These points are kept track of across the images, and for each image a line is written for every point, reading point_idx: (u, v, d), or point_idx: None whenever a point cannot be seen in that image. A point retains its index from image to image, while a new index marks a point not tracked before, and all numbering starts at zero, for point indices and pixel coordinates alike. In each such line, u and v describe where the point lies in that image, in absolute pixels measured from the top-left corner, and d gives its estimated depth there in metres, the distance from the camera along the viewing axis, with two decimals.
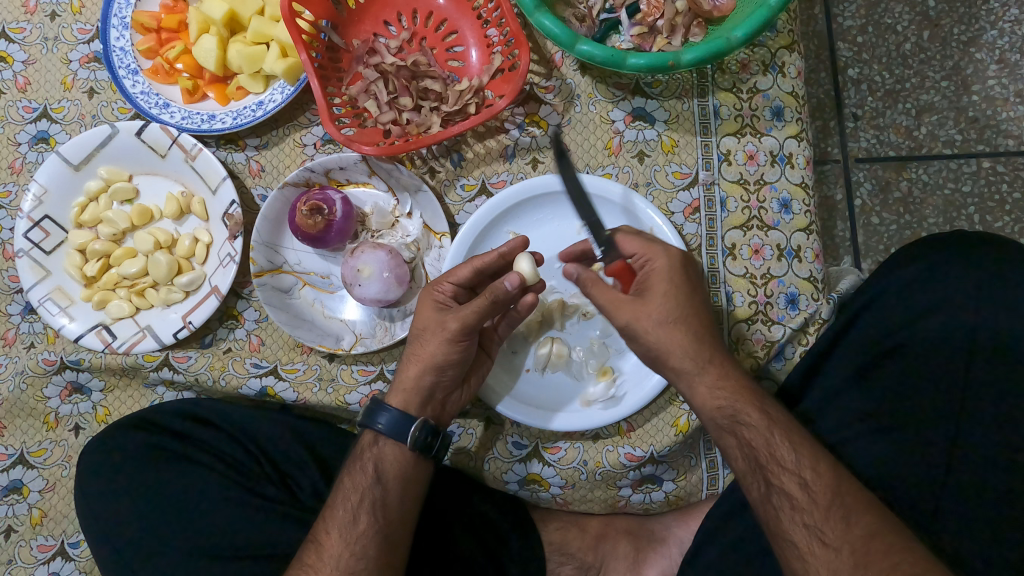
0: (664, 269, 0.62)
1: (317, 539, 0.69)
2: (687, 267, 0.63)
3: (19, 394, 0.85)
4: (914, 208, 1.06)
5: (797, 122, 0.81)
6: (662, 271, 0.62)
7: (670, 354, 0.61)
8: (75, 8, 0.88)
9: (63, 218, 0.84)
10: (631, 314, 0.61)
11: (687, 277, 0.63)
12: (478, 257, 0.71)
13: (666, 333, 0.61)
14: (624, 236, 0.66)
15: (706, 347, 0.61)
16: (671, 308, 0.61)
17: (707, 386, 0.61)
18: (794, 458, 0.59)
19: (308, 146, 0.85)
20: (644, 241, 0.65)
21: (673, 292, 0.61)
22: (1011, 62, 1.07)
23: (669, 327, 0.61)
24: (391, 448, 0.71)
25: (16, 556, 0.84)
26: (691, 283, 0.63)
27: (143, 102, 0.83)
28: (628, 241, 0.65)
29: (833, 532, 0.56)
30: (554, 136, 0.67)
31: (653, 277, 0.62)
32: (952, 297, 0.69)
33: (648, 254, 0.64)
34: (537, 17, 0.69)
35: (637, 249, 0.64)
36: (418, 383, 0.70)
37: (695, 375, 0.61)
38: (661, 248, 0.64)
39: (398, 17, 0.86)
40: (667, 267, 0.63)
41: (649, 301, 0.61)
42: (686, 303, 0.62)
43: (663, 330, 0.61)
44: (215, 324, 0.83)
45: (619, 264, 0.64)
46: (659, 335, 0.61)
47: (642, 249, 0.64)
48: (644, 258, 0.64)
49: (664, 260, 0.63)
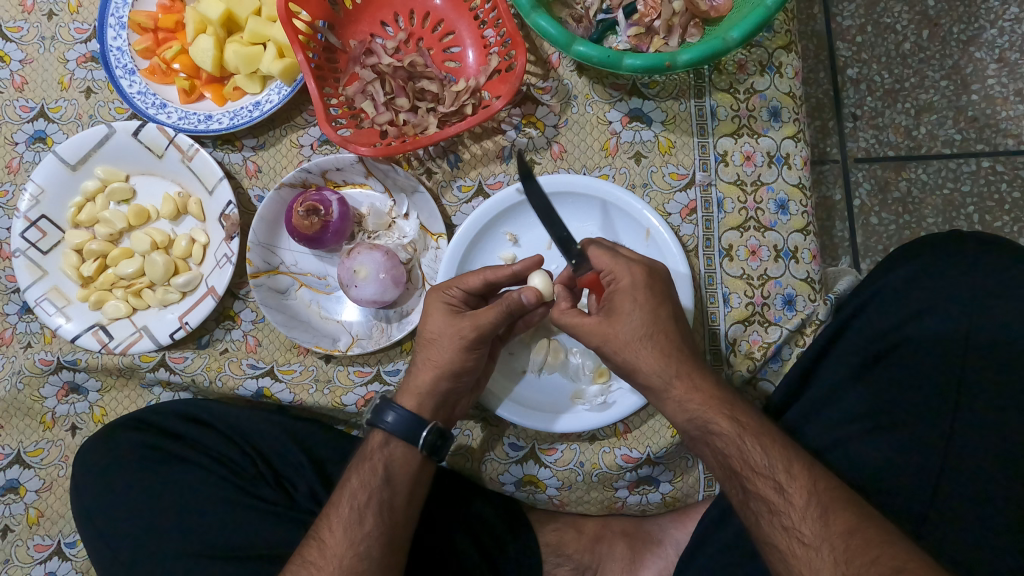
0: (628, 287, 0.63)
1: (319, 536, 0.68)
2: (652, 282, 0.64)
3: (16, 393, 0.85)
4: (914, 207, 1.06)
5: (794, 123, 0.80)
6: (626, 289, 0.63)
7: (638, 371, 0.62)
8: (73, 7, 0.88)
9: (59, 218, 0.84)
10: (601, 336, 0.63)
11: (653, 292, 0.63)
12: (491, 268, 0.70)
13: (634, 352, 0.62)
14: (593, 248, 0.66)
15: (674, 362, 0.62)
16: (636, 326, 0.62)
17: (676, 401, 0.62)
18: (766, 461, 0.59)
19: (305, 146, 0.85)
20: (611, 255, 0.65)
21: (636, 310, 0.62)
22: (1011, 61, 1.07)
23: (636, 346, 0.62)
24: (402, 449, 0.71)
25: (13, 555, 0.84)
26: (656, 298, 0.63)
27: (139, 102, 0.83)
28: (597, 256, 0.65)
29: (811, 531, 0.56)
30: (518, 160, 0.71)
31: (618, 296, 0.63)
32: (949, 298, 0.69)
33: (614, 271, 0.64)
34: (533, 18, 0.69)
35: (604, 265, 0.64)
36: (435, 388, 0.70)
37: (662, 392, 0.62)
38: (626, 264, 0.64)
39: (395, 18, 0.86)
40: (631, 284, 0.63)
41: (616, 321, 0.62)
42: (652, 321, 0.62)
43: (629, 351, 0.62)
44: (212, 325, 0.83)
45: (590, 277, 0.65)
46: (626, 355, 0.62)
47: (609, 265, 0.64)
48: (610, 274, 0.64)
49: (629, 278, 0.63)
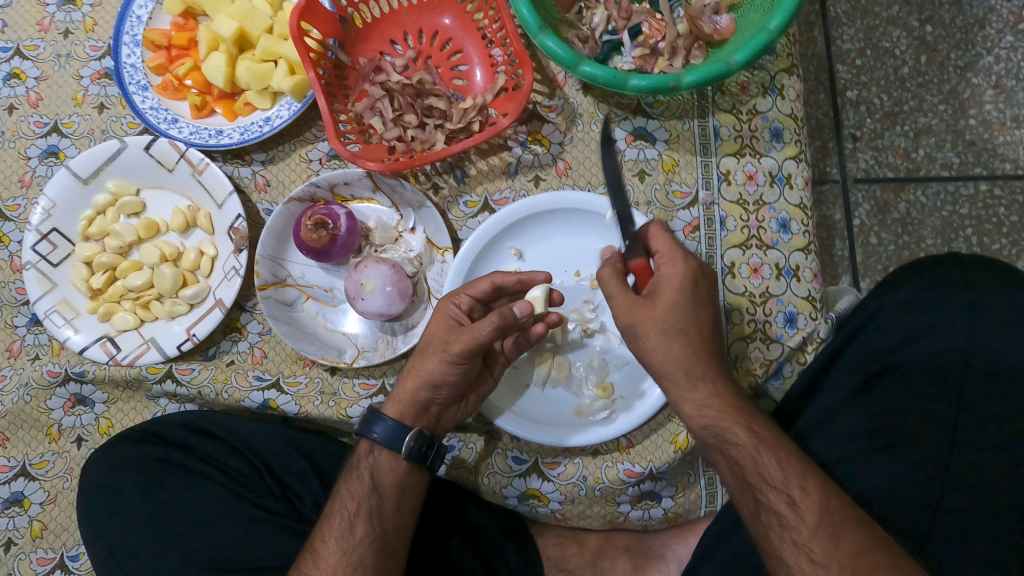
0: (678, 276, 0.62)
1: (313, 548, 0.69)
2: (701, 280, 0.63)
3: (23, 405, 0.85)
4: (912, 229, 1.07)
5: (796, 144, 0.82)
6: (677, 278, 0.62)
7: (663, 363, 0.63)
8: (88, 25, 0.90)
9: (70, 231, 0.85)
10: (641, 318, 0.62)
11: (700, 289, 0.63)
12: (499, 274, 0.72)
13: (666, 341, 0.62)
14: (654, 230, 0.65)
15: (700, 364, 0.63)
16: (675, 318, 0.62)
17: (695, 404, 0.63)
18: (781, 475, 0.60)
19: (314, 161, 0.86)
20: (669, 243, 0.63)
21: (679, 302, 0.62)
22: (1008, 88, 1.09)
23: (668, 337, 0.62)
24: (387, 458, 0.71)
25: (16, 569, 0.84)
26: (702, 295, 0.63)
27: (151, 117, 0.84)
28: (656, 238, 0.64)
29: (821, 549, 0.56)
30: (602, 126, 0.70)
31: (664, 285, 0.62)
32: (947, 321, 0.70)
33: (667, 259, 0.63)
34: (541, 38, 0.70)
35: (662, 250, 0.64)
36: (415, 397, 0.71)
37: (683, 392, 0.64)
38: (682, 254, 0.63)
39: (404, 36, 0.88)
40: (680, 276, 0.62)
41: (656, 307, 0.62)
42: (690, 316, 0.62)
43: (661, 338, 0.62)
44: (219, 336, 0.84)
45: (641, 263, 0.65)
46: (659, 342, 0.63)
47: (666, 251, 0.63)
48: (662, 261, 0.63)
49: (680, 268, 0.62)
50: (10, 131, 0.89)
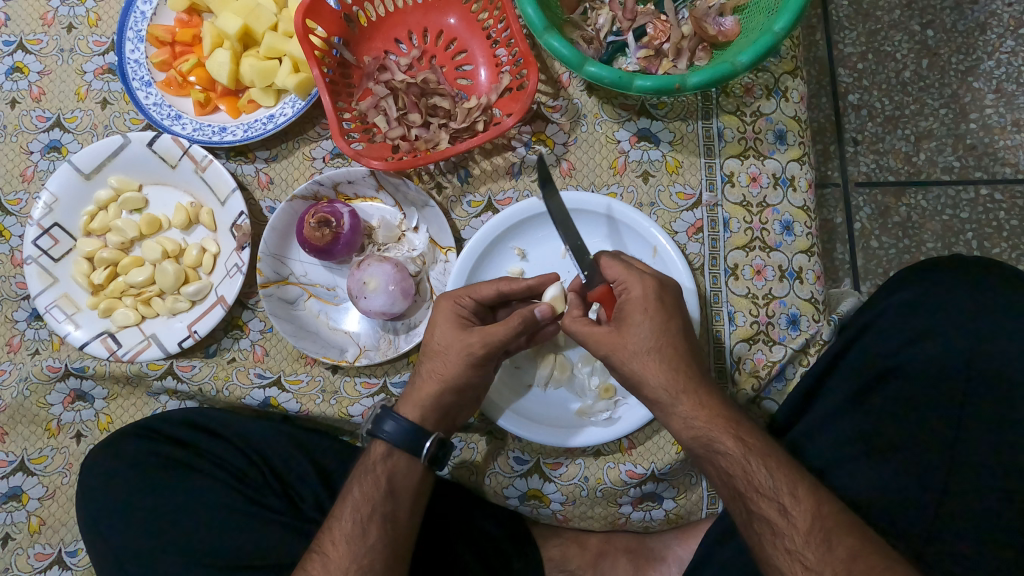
0: (639, 298, 0.63)
1: (322, 550, 0.68)
2: (663, 295, 0.64)
3: (23, 400, 0.85)
4: (913, 232, 1.08)
5: (799, 146, 0.82)
6: (637, 299, 0.63)
7: (644, 383, 0.62)
8: (92, 20, 0.90)
9: (72, 226, 0.85)
10: (609, 347, 0.63)
11: (663, 304, 0.64)
12: (505, 281, 0.71)
13: (640, 364, 0.62)
14: (606, 260, 0.67)
15: (681, 377, 0.62)
16: (645, 338, 0.62)
17: (682, 417, 0.62)
18: (770, 483, 0.60)
19: (318, 159, 0.86)
20: (623, 267, 0.66)
21: (647, 322, 0.62)
22: (1008, 92, 1.09)
23: (643, 357, 0.62)
24: (406, 462, 0.71)
25: (13, 564, 0.84)
26: (667, 311, 0.64)
27: (155, 114, 0.84)
28: (610, 266, 0.66)
29: (814, 556, 0.57)
30: (539, 160, 0.69)
31: (629, 306, 0.63)
32: (949, 326, 0.70)
33: (626, 282, 0.65)
34: (546, 38, 0.70)
35: (617, 275, 0.66)
36: (438, 401, 0.70)
37: (669, 406, 0.62)
38: (639, 276, 0.65)
39: (408, 35, 0.88)
40: (643, 296, 0.63)
41: (625, 331, 0.62)
42: (660, 333, 0.62)
43: (637, 362, 0.62)
44: (220, 334, 0.84)
45: (601, 290, 0.66)
46: (633, 365, 0.62)
47: (621, 276, 0.65)
48: (623, 284, 0.65)
49: (640, 289, 0.64)
50: (12, 125, 0.89)
